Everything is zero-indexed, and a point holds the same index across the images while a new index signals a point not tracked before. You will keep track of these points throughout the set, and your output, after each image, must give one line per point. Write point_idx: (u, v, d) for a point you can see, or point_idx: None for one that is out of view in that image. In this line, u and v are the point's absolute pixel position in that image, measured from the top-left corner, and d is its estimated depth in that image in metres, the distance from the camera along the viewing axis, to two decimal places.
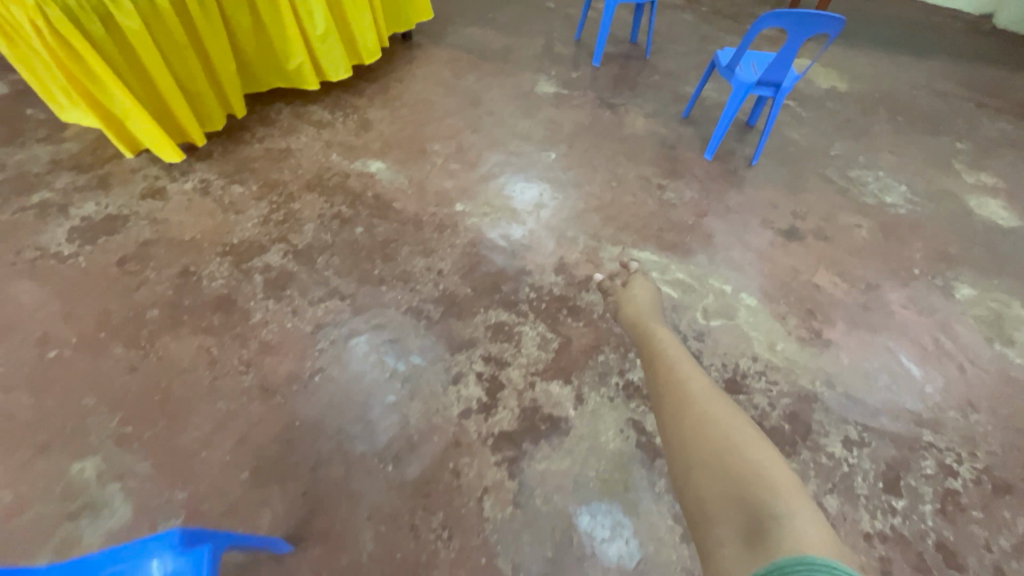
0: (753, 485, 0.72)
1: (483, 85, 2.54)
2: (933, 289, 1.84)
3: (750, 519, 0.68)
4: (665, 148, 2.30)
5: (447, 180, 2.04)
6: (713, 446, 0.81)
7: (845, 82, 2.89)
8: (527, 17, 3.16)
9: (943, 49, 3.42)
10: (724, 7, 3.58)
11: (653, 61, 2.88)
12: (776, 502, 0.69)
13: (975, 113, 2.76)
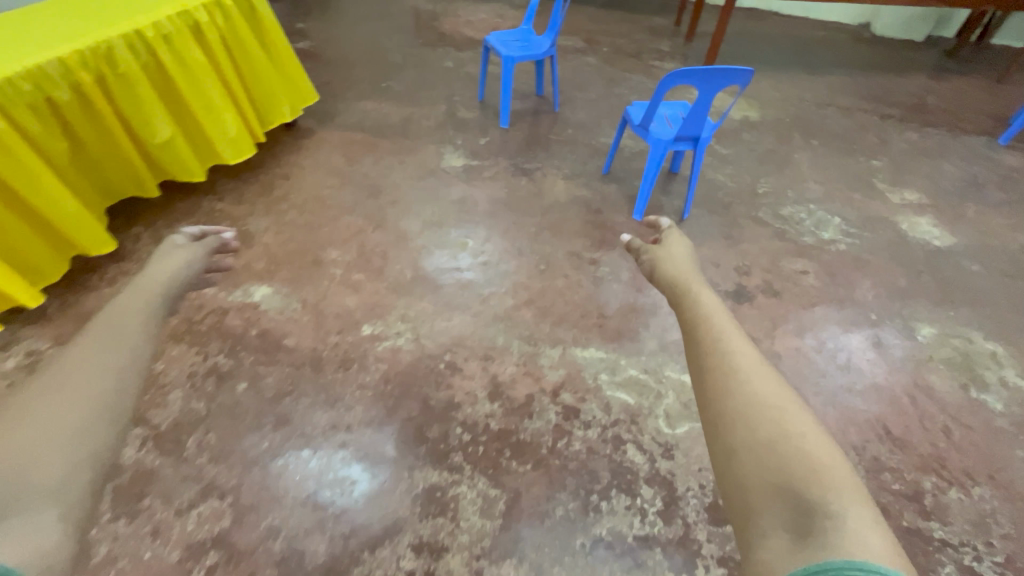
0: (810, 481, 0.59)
1: (383, 168, 2.28)
2: (896, 335, 1.71)
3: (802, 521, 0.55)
4: (590, 213, 2.11)
5: (349, 297, 1.73)
6: (760, 423, 0.68)
7: (756, 109, 2.85)
8: (425, 81, 2.95)
9: (835, 62, 3.51)
10: (623, 45, 3.54)
11: (564, 113, 2.73)
12: (837, 505, 0.56)
13: (881, 126, 2.79)
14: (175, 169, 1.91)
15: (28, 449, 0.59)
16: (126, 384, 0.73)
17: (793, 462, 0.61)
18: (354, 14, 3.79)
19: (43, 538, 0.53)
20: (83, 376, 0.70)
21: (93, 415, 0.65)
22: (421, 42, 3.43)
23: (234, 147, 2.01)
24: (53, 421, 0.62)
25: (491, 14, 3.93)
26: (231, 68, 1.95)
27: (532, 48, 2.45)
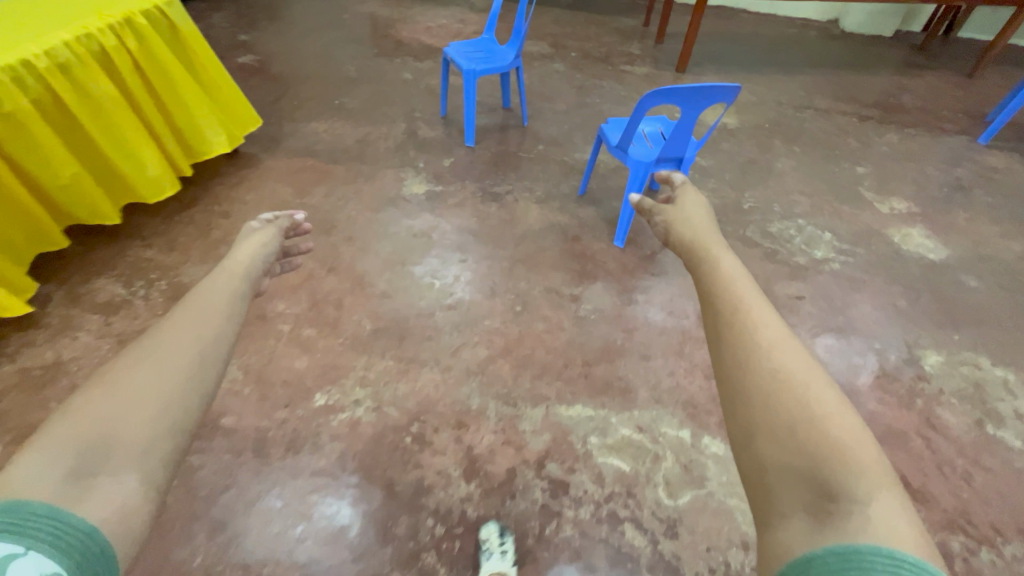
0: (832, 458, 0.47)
1: (337, 200, 2.05)
2: (903, 366, 1.58)
3: (821, 507, 0.44)
4: (568, 240, 1.93)
5: (299, 359, 1.51)
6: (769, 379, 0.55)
7: (734, 115, 2.72)
8: (382, 96, 2.72)
9: (808, 61, 3.42)
10: (592, 49, 3.37)
11: (534, 128, 2.55)
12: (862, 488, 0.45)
13: (861, 128, 2.68)
14: (81, 212, 1.68)
15: (114, 409, 0.52)
16: (221, 345, 0.64)
17: (809, 434, 0.49)
18: (303, 24, 3.52)
19: (123, 502, 0.46)
20: (181, 333, 0.62)
21: (181, 376, 0.57)
22: (377, 52, 3.19)
23: (150, 185, 1.79)
24: (141, 377, 0.55)
25: (451, 19, 3.71)
26: (149, 100, 1.75)
27: (494, 61, 2.25)
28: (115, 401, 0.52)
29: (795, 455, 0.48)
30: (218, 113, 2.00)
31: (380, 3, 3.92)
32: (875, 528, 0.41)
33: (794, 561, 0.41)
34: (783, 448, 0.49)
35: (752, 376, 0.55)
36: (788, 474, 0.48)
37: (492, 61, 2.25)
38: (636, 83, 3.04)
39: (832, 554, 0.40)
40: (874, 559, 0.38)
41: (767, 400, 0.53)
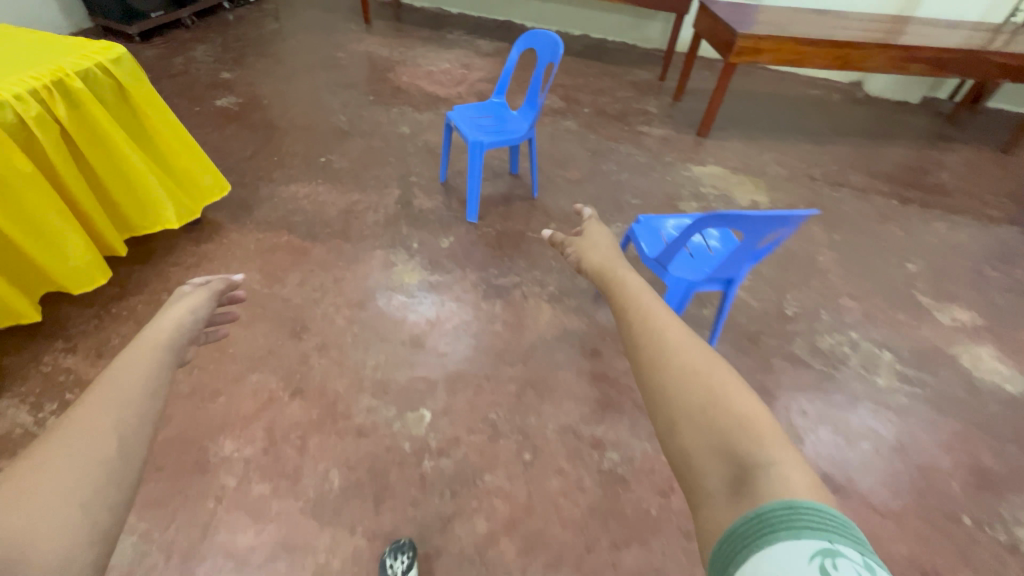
0: (735, 431, 0.46)
1: (312, 292, 1.73)
2: (1002, 555, 1.28)
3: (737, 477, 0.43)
4: (587, 356, 1.62)
5: (244, 535, 1.17)
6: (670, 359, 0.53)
7: (764, 194, 2.47)
8: (374, 154, 2.42)
9: (835, 127, 3.20)
10: (606, 105, 3.13)
11: (544, 200, 2.26)
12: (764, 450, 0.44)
13: (904, 212, 2.43)
14: None
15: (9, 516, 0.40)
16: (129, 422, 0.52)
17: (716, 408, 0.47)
18: (292, 62, 3.24)
19: None
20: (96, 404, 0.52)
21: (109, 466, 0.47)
22: (371, 98, 2.91)
23: (81, 278, 1.50)
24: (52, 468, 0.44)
25: (454, 63, 3.45)
26: (87, 186, 1.49)
27: (504, 131, 1.96)
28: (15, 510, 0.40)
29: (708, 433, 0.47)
30: (178, 182, 1.72)
31: (379, 42, 3.66)
32: (785, 483, 0.41)
33: (724, 540, 0.40)
34: (700, 429, 0.47)
35: (664, 359, 0.53)
36: (707, 454, 0.46)
37: (502, 131, 1.96)
38: (655, 146, 2.77)
39: (748, 521, 0.39)
40: (777, 512, 0.38)
41: (673, 383, 0.51)
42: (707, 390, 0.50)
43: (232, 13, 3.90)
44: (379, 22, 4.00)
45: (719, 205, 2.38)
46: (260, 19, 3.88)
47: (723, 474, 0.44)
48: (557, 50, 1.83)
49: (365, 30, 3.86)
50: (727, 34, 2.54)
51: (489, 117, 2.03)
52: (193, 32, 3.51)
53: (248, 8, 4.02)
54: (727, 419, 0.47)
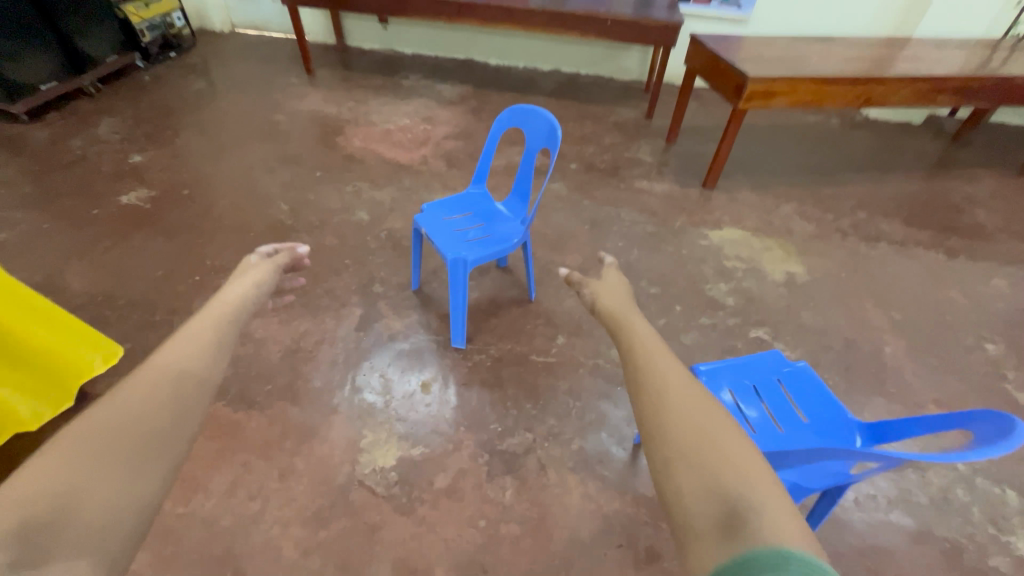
0: (729, 469, 0.46)
1: (248, 503, 1.24)
2: None
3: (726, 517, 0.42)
4: (643, 562, 1.18)
5: None
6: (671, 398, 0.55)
7: (797, 260, 2.10)
8: (326, 256, 1.94)
9: (845, 161, 2.89)
10: (594, 156, 2.73)
11: (544, 303, 1.81)
12: (756, 492, 0.44)
13: (955, 269, 2.11)
14: None
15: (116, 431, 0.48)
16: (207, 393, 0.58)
17: (710, 447, 0.48)
18: (222, 132, 2.73)
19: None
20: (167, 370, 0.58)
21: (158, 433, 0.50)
22: (319, 173, 2.43)
23: None
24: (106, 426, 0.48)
25: (415, 118, 3.00)
26: None
27: (491, 235, 1.50)
28: (78, 467, 0.44)
29: (702, 472, 0.46)
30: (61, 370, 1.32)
31: (324, 97, 3.19)
32: (774, 534, 0.40)
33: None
34: (690, 465, 0.47)
35: (662, 395, 0.55)
36: (698, 493, 0.45)
37: (488, 235, 1.51)
38: (659, 206, 2.37)
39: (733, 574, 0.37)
40: (763, 559, 0.37)
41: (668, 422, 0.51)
42: (699, 422, 0.51)
43: (150, 75, 3.37)
44: (324, 72, 3.53)
45: (751, 281, 1.97)
46: (184, 79, 3.36)
47: (709, 512, 0.43)
48: (555, 135, 1.39)
49: (308, 83, 3.37)
50: (735, 76, 2.17)
51: (470, 213, 1.58)
52: (99, 104, 2.97)
53: (169, 67, 3.50)
54: (718, 452, 0.47)
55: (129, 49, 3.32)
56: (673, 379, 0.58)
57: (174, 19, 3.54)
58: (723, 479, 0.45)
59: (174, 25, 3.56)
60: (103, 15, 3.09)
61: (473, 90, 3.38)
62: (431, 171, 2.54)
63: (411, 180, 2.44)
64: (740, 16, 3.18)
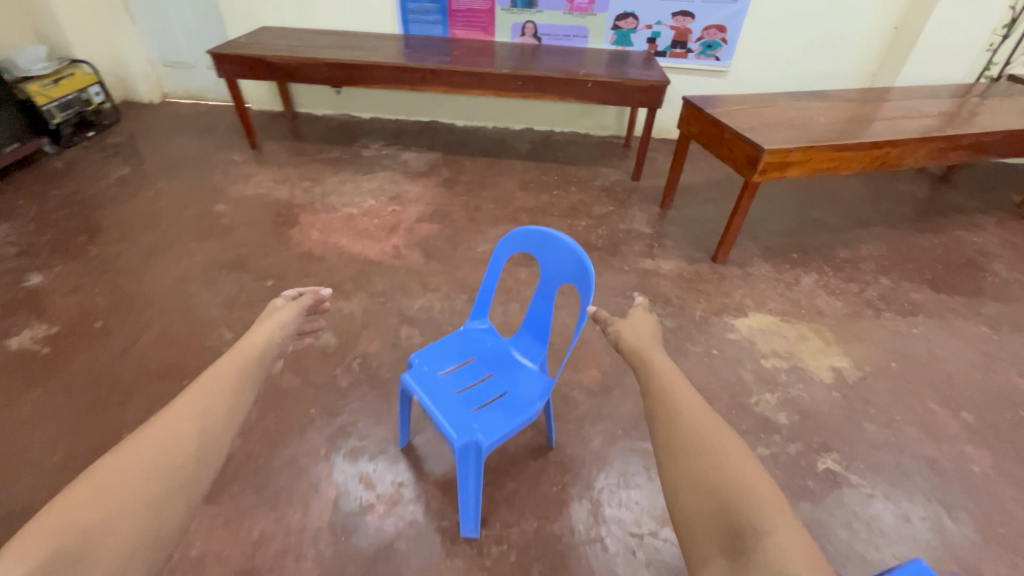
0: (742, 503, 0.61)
1: None
2: None
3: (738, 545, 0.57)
4: None
5: None
6: (700, 455, 0.69)
7: (839, 350, 1.84)
8: (284, 407, 1.52)
9: (851, 214, 2.70)
10: (588, 233, 2.44)
11: (567, 449, 1.46)
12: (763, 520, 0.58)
13: (1006, 345, 1.90)
14: None
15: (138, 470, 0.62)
16: (215, 437, 0.72)
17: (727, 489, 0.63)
18: (148, 233, 2.29)
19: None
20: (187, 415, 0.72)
21: (175, 473, 0.64)
22: (271, 283, 2.02)
23: None
24: (132, 467, 0.62)
25: (380, 197, 2.65)
26: None
27: (507, 395, 1.16)
28: (104, 505, 0.57)
29: (717, 506, 0.62)
30: None
31: (273, 177, 2.80)
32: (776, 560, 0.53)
33: None
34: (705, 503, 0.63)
35: (681, 433, 0.74)
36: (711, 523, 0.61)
37: (503, 395, 1.16)
38: (673, 291, 2.09)
39: None
40: None
41: (690, 460, 0.69)
42: (723, 473, 0.65)
43: (62, 161, 2.90)
44: (271, 145, 3.13)
45: (799, 387, 1.68)
46: (103, 164, 2.89)
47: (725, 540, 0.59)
48: (588, 273, 1.08)
49: (253, 160, 2.97)
50: (745, 147, 1.96)
51: (475, 360, 1.24)
52: None
53: (86, 149, 3.03)
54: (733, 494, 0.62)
55: (35, 134, 2.87)
56: (694, 433, 0.72)
57: (91, 94, 3.10)
58: (734, 514, 0.60)
59: (92, 102, 3.12)
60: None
61: (442, 157, 3.07)
62: (405, 265, 2.17)
63: (384, 281, 2.06)
64: (720, 68, 3.04)
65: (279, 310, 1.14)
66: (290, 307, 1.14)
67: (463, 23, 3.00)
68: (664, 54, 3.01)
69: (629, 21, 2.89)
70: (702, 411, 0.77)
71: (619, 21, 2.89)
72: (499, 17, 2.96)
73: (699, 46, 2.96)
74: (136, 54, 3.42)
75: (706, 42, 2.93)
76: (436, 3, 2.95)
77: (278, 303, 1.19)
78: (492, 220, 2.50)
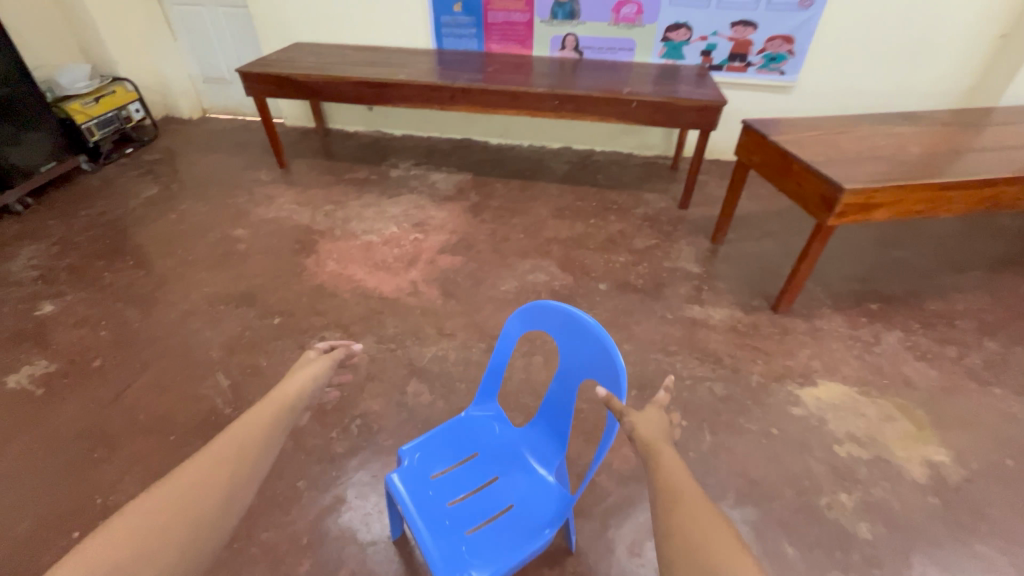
0: None
1: None
2: None
3: None
4: None
5: None
6: (699, 552, 0.60)
7: (935, 437, 1.49)
8: (268, 478, 1.35)
9: (947, 252, 2.27)
10: (627, 270, 2.18)
11: (589, 558, 1.21)
12: None
13: None
14: None
15: (149, 532, 0.62)
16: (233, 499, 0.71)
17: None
18: (165, 259, 2.22)
19: None
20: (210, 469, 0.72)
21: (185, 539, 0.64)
22: (277, 320, 1.88)
23: None
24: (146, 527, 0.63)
25: (403, 224, 2.48)
26: None
27: (514, 510, 0.93)
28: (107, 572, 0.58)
29: None
30: None
31: (297, 199, 2.69)
32: None
33: None
34: None
35: (679, 522, 0.65)
36: None
37: (510, 509, 0.94)
38: (724, 347, 1.79)
39: None
40: None
41: (689, 556, 0.60)
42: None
43: (98, 179, 2.92)
44: (299, 164, 3.04)
45: (884, 488, 1.36)
46: (136, 182, 2.89)
47: None
48: (620, 376, 0.88)
49: (280, 180, 2.88)
50: (819, 184, 1.65)
51: (479, 455, 1.02)
52: (27, 226, 2.49)
53: (122, 167, 3.04)
54: None
55: (72, 151, 2.87)
56: (692, 524, 0.64)
57: (131, 111, 3.11)
58: None
59: (132, 118, 3.13)
60: (36, 115, 2.66)
61: (472, 179, 2.88)
62: (422, 304, 1.98)
63: (396, 324, 1.88)
64: (784, 83, 2.69)
65: (312, 364, 0.98)
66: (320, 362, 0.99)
67: (500, 37, 2.81)
68: (720, 68, 2.70)
69: (681, 32, 2.61)
70: (698, 492, 0.69)
71: (670, 32, 2.62)
72: (537, 29, 2.74)
73: (761, 60, 2.63)
74: (177, 71, 3.44)
75: (770, 54, 2.60)
76: (471, 15, 2.78)
77: (311, 355, 1.02)
78: (520, 252, 2.28)
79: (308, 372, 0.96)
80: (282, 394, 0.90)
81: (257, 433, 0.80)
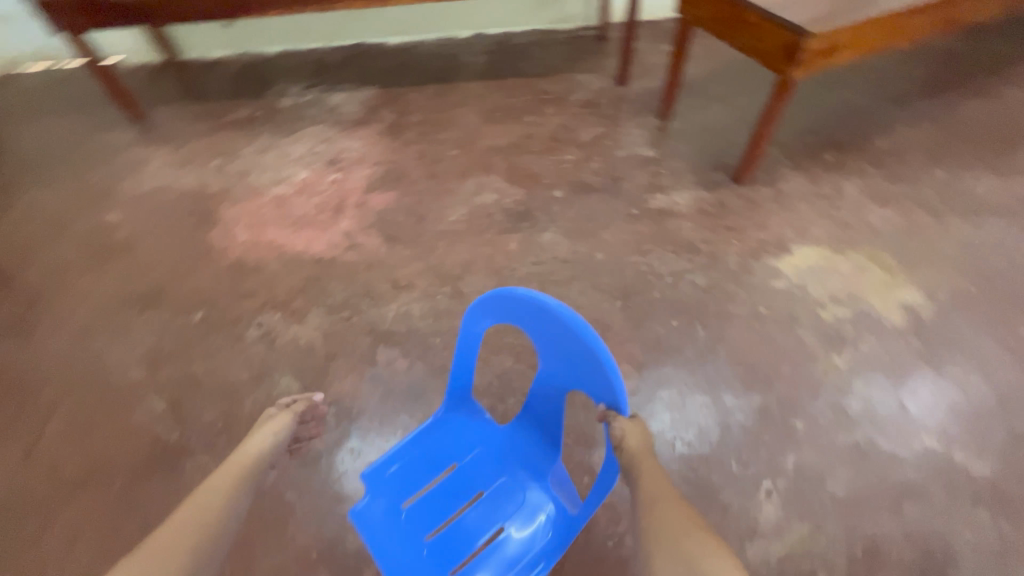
0: None
1: None
2: None
3: None
4: None
5: None
6: None
7: (905, 281, 1.54)
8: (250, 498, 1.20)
9: (893, 82, 2.20)
10: (579, 168, 1.98)
11: None
12: None
13: None
14: None
15: None
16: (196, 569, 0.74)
17: None
18: (28, 270, 1.78)
19: None
20: (170, 542, 0.75)
21: None
22: (199, 316, 1.58)
23: None
24: None
25: (315, 164, 2.10)
26: None
27: (502, 537, 1.00)
28: None
29: None
30: None
31: (173, 158, 2.19)
32: None
33: None
34: None
35: None
36: None
37: (500, 534, 1.00)
38: (697, 234, 1.70)
39: None
40: None
41: None
42: None
43: None
44: (161, 112, 2.45)
45: (870, 342, 1.42)
46: None
47: None
48: (611, 381, 0.79)
49: (143, 137, 2.33)
50: (780, 32, 1.47)
51: (457, 470, 1.06)
52: None
53: None
54: None
55: None
56: None
57: None
58: None
59: None
60: None
61: (380, 93, 2.44)
62: (365, 257, 1.72)
63: (343, 287, 1.63)
64: None
65: (274, 422, 1.06)
66: (285, 415, 1.10)
67: None
68: None
69: None
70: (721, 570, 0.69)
71: None
72: None
73: None
74: None
75: None
76: None
77: (274, 412, 1.10)
78: (460, 172, 2.00)
79: (269, 429, 1.04)
80: (242, 456, 0.97)
81: (222, 499, 0.86)
